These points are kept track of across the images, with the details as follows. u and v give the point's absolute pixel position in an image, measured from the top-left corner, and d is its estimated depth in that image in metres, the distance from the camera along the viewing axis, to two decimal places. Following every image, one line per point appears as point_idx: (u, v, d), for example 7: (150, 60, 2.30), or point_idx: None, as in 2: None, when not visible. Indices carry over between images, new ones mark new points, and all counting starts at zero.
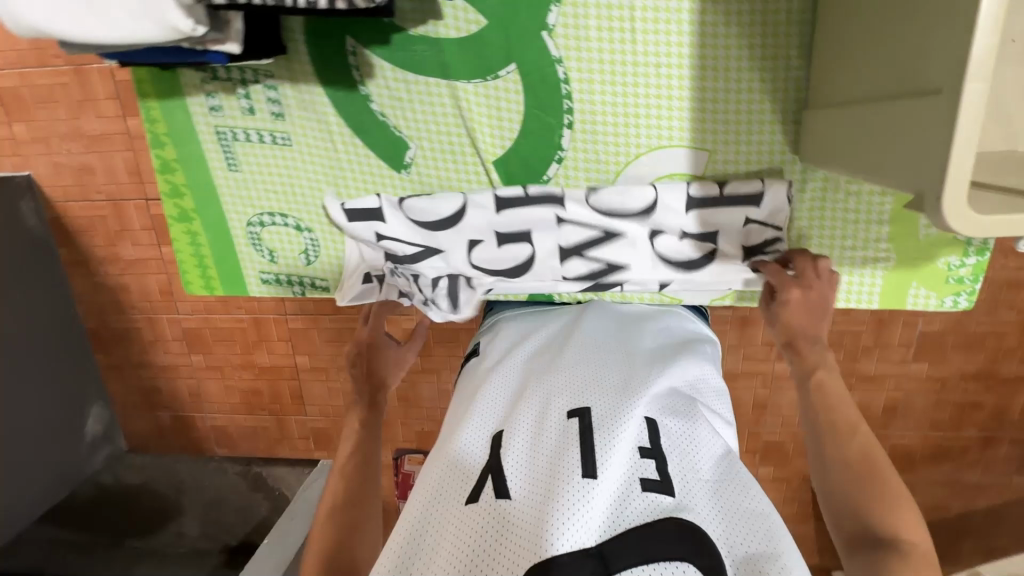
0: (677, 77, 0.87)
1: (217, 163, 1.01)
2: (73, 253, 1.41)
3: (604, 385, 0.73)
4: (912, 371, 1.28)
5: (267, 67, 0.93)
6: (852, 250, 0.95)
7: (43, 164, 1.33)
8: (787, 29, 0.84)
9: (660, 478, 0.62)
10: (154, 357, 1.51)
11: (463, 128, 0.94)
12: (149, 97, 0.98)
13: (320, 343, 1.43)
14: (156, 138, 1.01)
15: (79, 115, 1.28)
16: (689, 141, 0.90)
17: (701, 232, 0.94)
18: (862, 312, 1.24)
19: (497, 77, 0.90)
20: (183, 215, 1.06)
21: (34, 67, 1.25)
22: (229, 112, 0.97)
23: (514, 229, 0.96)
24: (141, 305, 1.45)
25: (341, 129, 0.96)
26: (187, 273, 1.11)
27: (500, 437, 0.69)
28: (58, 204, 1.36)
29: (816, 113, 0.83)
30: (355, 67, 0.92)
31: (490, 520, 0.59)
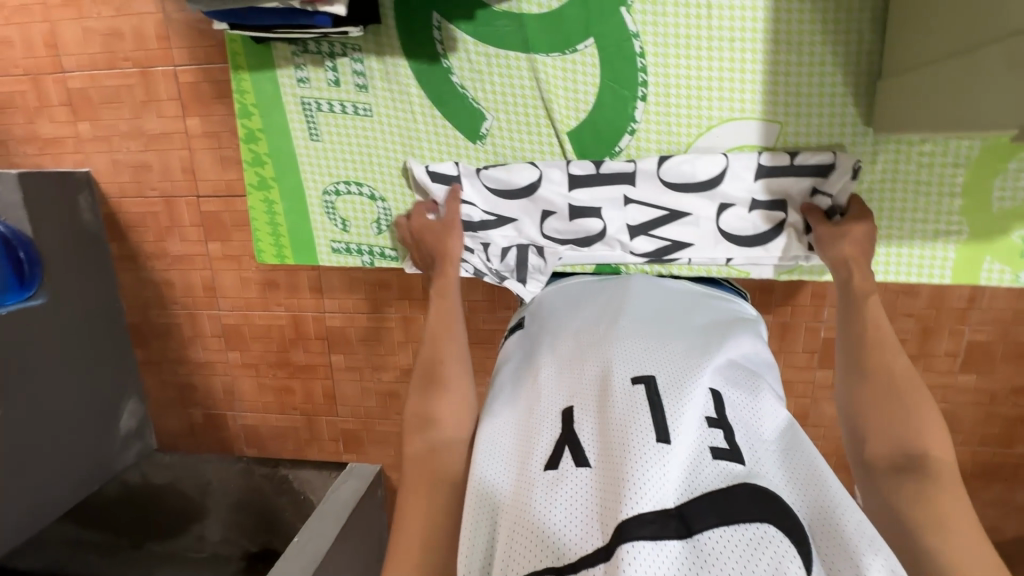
0: (751, 54, 0.92)
1: (299, 132, 1.05)
2: (123, 248, 1.46)
3: (667, 352, 0.71)
4: (959, 382, 1.25)
5: (356, 41, 0.98)
6: (921, 224, 0.98)
7: (102, 161, 1.39)
8: (855, 9, 0.89)
9: (729, 446, 0.61)
10: (192, 353, 1.53)
11: (540, 101, 0.98)
12: (242, 69, 1.03)
13: (355, 342, 1.44)
14: (244, 109, 1.05)
15: (141, 115, 1.34)
16: (760, 114, 0.94)
17: (770, 202, 0.95)
18: (907, 320, 1.22)
19: (576, 51, 0.95)
20: (263, 183, 1.10)
21: (103, 69, 1.32)
22: (315, 84, 1.02)
23: (586, 201, 0.99)
24: (183, 300, 1.48)
25: (422, 101, 1.01)
26: (261, 242, 1.13)
27: (568, 410, 0.67)
28: (112, 200, 1.42)
29: (891, 81, 0.86)
30: (439, 41, 0.97)
31: (569, 490, 0.59)
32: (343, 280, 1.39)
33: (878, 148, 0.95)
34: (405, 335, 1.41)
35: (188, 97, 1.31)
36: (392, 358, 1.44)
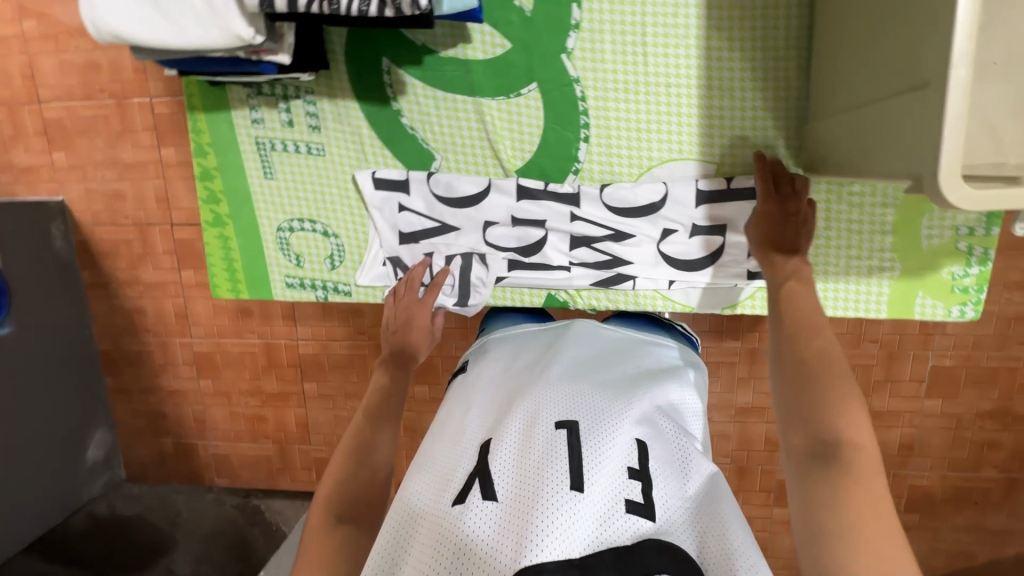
0: (686, 97, 0.94)
1: (254, 171, 1.06)
2: (96, 276, 1.45)
3: (593, 398, 0.71)
4: (925, 407, 1.27)
5: (308, 84, 1.00)
6: (858, 260, 0.99)
7: (77, 190, 1.40)
8: (786, 51, 0.90)
9: (644, 501, 0.61)
10: (163, 381, 1.51)
11: (486, 142, 1.00)
12: (197, 109, 1.04)
13: (328, 369, 1.43)
14: (199, 148, 1.06)
15: (117, 145, 1.35)
16: (698, 155, 0.96)
17: (709, 225, 0.98)
18: (872, 346, 1.24)
19: (519, 95, 0.96)
20: (217, 220, 1.10)
21: (80, 100, 1.34)
22: (269, 125, 1.03)
23: (532, 215, 1.01)
24: (156, 328, 1.47)
25: (373, 141, 1.02)
26: (215, 278, 1.13)
27: (488, 444, 0.67)
28: (86, 228, 1.42)
29: (816, 125, 0.88)
30: (389, 84, 0.99)
31: (475, 528, 0.58)
32: (315, 307, 1.39)
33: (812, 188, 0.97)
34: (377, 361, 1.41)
35: (164, 127, 1.33)
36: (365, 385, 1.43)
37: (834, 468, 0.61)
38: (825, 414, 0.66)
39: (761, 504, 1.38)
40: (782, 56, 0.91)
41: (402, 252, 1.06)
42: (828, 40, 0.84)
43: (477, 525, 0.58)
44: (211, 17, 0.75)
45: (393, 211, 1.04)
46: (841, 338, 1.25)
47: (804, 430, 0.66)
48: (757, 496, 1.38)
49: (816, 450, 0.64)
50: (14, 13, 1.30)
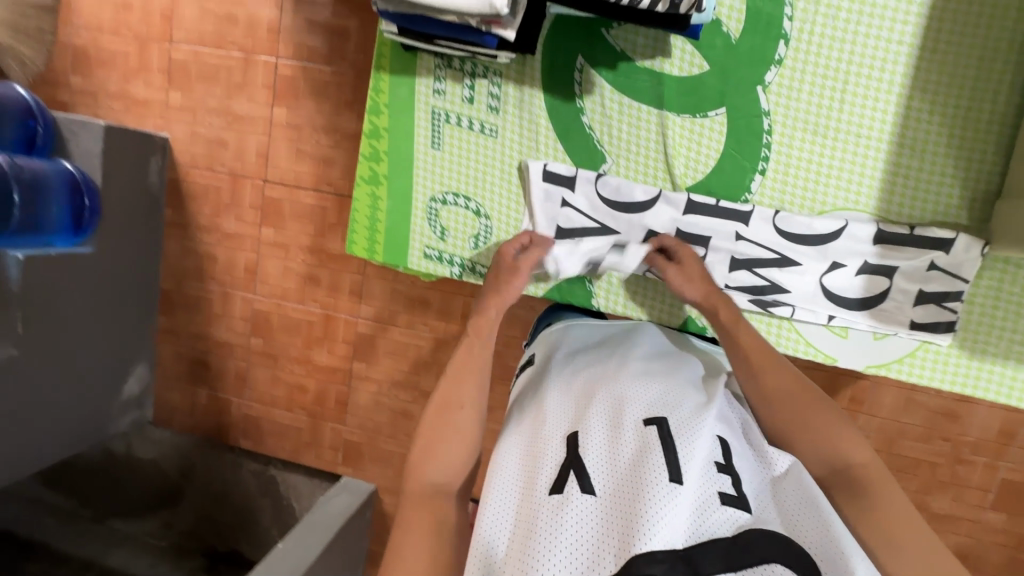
0: (874, 150, 0.94)
1: (422, 139, 1.07)
2: (178, 215, 1.47)
3: (677, 395, 0.69)
4: (986, 519, 1.22)
5: (498, 67, 1.02)
6: (1018, 343, 0.95)
7: (183, 130, 1.43)
8: (989, 126, 0.91)
9: (737, 494, 0.60)
10: (214, 331, 1.51)
11: (662, 154, 1.01)
12: (383, 70, 1.06)
13: (382, 353, 1.42)
14: (375, 107, 1.07)
15: (233, 96, 1.40)
16: (873, 210, 0.96)
17: (877, 266, 0.97)
18: (942, 444, 1.20)
19: (706, 116, 0.98)
20: (374, 178, 1.10)
21: (209, 48, 1.39)
22: (449, 97, 1.04)
23: (696, 229, 1.00)
24: (221, 277, 1.48)
25: (548, 132, 1.03)
26: (356, 235, 1.12)
27: (574, 436, 0.64)
28: (182, 168, 1.45)
29: (1011, 201, 0.88)
30: (578, 82, 1.01)
31: (574, 519, 0.55)
32: (384, 289, 1.39)
33: (985, 265, 0.94)
34: (432, 355, 1.39)
35: (282, 88, 1.37)
36: (414, 377, 1.41)
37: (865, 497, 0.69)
38: (828, 440, 0.74)
39: None
40: (986, 126, 0.91)
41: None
42: None
43: (576, 516, 0.56)
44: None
45: (555, 206, 1.04)
46: (912, 429, 1.21)
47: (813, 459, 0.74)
48: None
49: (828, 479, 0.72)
50: None
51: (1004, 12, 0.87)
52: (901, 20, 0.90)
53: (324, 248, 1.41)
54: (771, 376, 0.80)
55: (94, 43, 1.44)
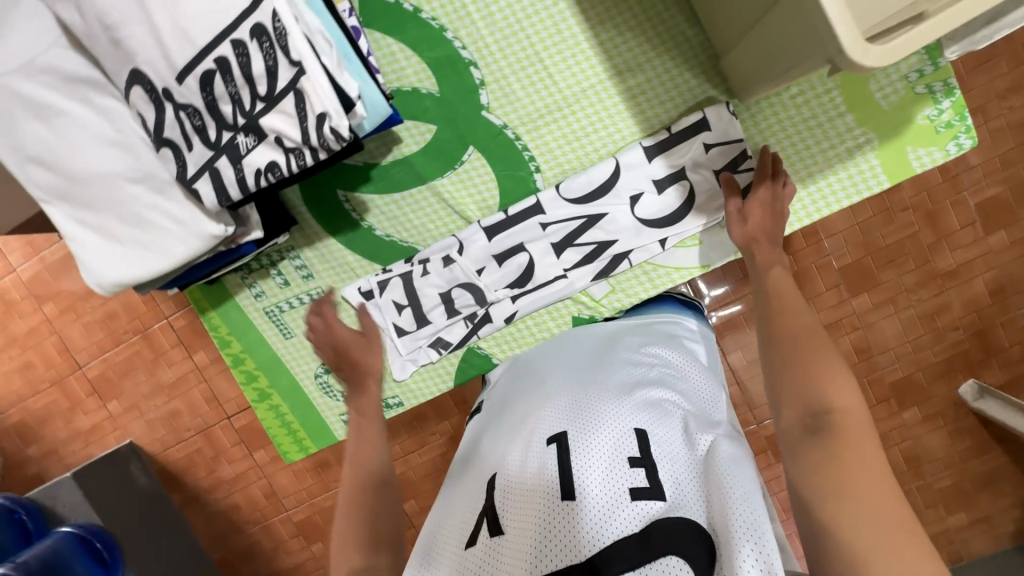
0: (604, 92, 1.02)
1: (274, 337, 1.16)
2: (185, 493, 1.52)
3: (580, 406, 0.78)
4: (993, 245, 1.20)
5: (286, 244, 1.10)
6: (832, 147, 1.03)
7: (139, 426, 1.49)
8: (669, 13, 0.98)
9: (649, 484, 0.66)
10: (280, 562, 1.53)
11: (454, 213, 1.09)
12: (207, 309, 1.15)
13: (419, 481, 1.43)
14: (222, 340, 1.17)
15: (156, 371, 1.45)
16: (640, 133, 1.04)
17: (671, 173, 1.03)
18: (906, 215, 1.20)
19: (463, 161, 1.05)
20: (262, 394, 1.20)
21: (112, 349, 1.45)
22: (270, 292, 1.13)
23: (508, 245, 1.08)
24: (253, 516, 1.51)
25: (359, 261, 1.12)
26: (282, 445, 1.22)
27: (493, 480, 0.75)
28: (160, 454, 1.50)
29: (727, 56, 0.94)
30: (351, 208, 1.08)
31: (486, 560, 0.66)
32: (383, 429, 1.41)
33: (753, 110, 1.03)
34: (458, 455, 1.40)
35: (188, 337, 1.42)
36: None
37: (821, 439, 0.65)
38: (811, 381, 0.70)
39: (887, 416, 1.31)
40: (667, 15, 0.98)
41: (422, 337, 1.13)
42: None
43: (487, 557, 0.67)
44: (188, 231, 0.88)
45: (394, 311, 1.12)
46: (872, 222, 1.21)
47: (797, 405, 0.70)
48: (878, 409, 1.31)
49: (809, 421, 0.67)
50: (33, 302, 1.45)
51: None
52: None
53: None
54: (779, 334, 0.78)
55: (26, 412, 1.51)
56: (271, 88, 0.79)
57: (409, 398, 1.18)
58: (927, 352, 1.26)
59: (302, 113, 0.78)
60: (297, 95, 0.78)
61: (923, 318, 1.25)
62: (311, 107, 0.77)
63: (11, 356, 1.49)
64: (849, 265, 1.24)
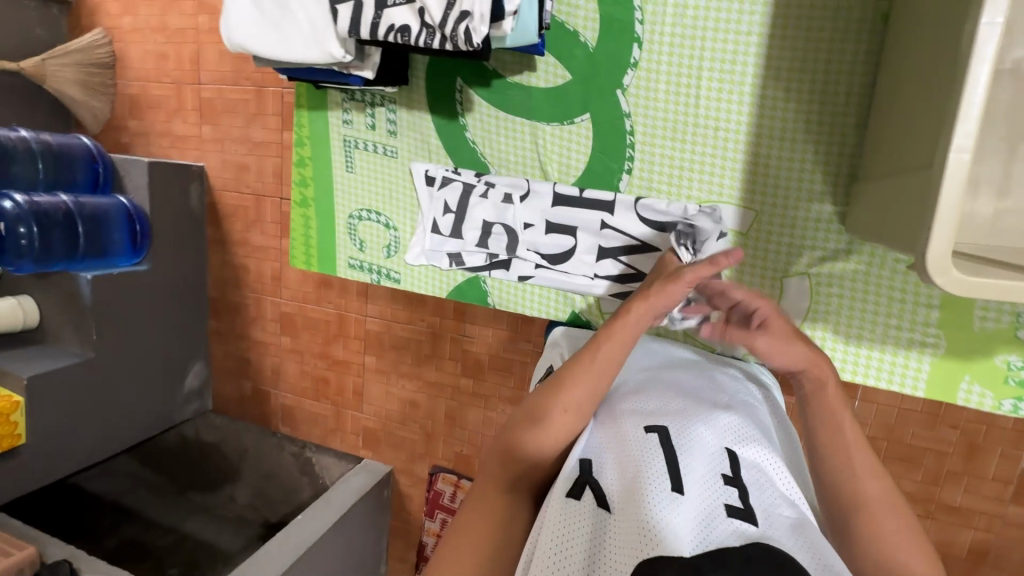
0: (733, 144, 0.99)
1: (338, 165, 1.22)
2: (217, 232, 1.69)
3: (680, 411, 0.86)
4: (1009, 514, 1.11)
5: (391, 95, 1.15)
6: (898, 331, 0.97)
7: (214, 158, 1.64)
8: (843, 111, 0.92)
9: (742, 505, 0.73)
10: (253, 332, 1.72)
11: (537, 162, 1.10)
12: (303, 107, 1.21)
13: (388, 347, 1.55)
14: (300, 140, 1.24)
15: (250, 125, 1.58)
16: (738, 201, 1.01)
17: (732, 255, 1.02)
18: (951, 432, 1.12)
19: (573, 123, 1.06)
20: (303, 201, 1.27)
21: (229, 85, 1.58)
22: (356, 126, 1.19)
23: (564, 219, 1.09)
24: (254, 285, 1.68)
25: (438, 148, 1.15)
26: (294, 250, 1.29)
27: (588, 459, 0.79)
28: (216, 191, 1.66)
29: (860, 184, 0.89)
30: (459, 101, 1.11)
31: (593, 519, 0.70)
32: (387, 289, 1.52)
33: (852, 249, 0.96)
34: (431, 349, 1.51)
35: (288, 114, 1.53)
36: (417, 370, 1.54)
37: None
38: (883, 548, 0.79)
39: None
40: (841, 108, 0.92)
41: (447, 245, 1.17)
42: (880, 100, 0.85)
43: (594, 517, 0.70)
44: (313, 38, 0.90)
45: (440, 209, 1.17)
46: (914, 416, 1.13)
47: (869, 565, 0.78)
48: None
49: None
50: (194, 8, 1.57)
51: (852, 5, 0.89)
52: (746, 14, 0.93)
53: None
54: (840, 476, 0.84)
55: (143, 91, 1.69)
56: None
57: (407, 280, 1.23)
58: None
59: (451, 1, 0.82)
60: None
61: None
62: (460, 4, 0.82)
63: (156, 40, 1.64)
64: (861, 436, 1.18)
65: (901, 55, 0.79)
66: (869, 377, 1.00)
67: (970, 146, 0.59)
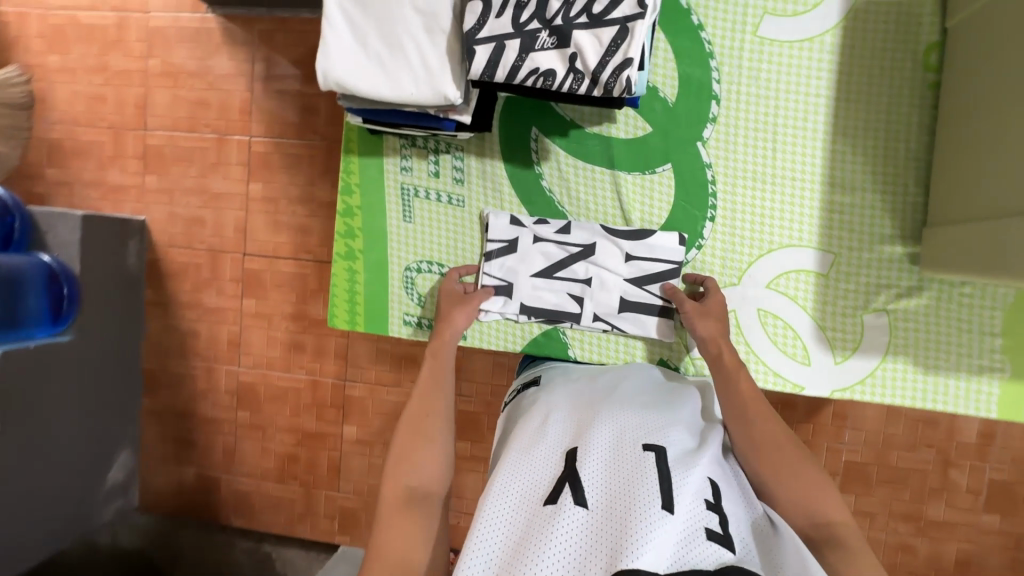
0: (808, 193, 0.91)
1: (393, 214, 1.00)
2: (159, 294, 1.48)
3: (673, 430, 0.75)
4: (983, 523, 1.23)
5: (460, 142, 0.97)
6: (963, 354, 0.88)
7: (161, 211, 1.46)
8: (905, 161, 0.89)
9: (728, 533, 0.63)
10: (201, 408, 1.49)
11: (621, 210, 0.96)
12: (353, 152, 1.00)
13: (371, 414, 1.41)
14: (347, 188, 1.01)
15: (208, 175, 1.44)
16: (817, 245, 0.91)
17: (641, 273, 0.95)
18: (928, 451, 1.23)
19: (655, 172, 0.94)
20: (349, 253, 1.02)
21: (184, 132, 1.44)
22: (417, 174, 0.98)
23: (654, 270, 0.94)
24: (205, 353, 1.47)
25: (511, 198, 0.98)
26: (334, 307, 1.03)
27: (574, 451, 0.70)
28: (161, 248, 1.47)
29: (937, 228, 0.83)
30: (534, 151, 0.96)
31: (568, 525, 0.60)
32: (370, 349, 1.40)
33: (925, 286, 0.89)
34: None
35: (256, 164, 1.42)
36: None
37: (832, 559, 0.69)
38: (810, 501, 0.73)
39: None
40: (903, 158, 0.89)
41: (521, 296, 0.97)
42: (950, 149, 0.82)
43: (569, 522, 0.60)
44: (428, 78, 0.77)
45: (517, 257, 0.97)
46: (897, 439, 1.24)
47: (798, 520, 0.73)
48: None
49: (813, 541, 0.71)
50: (143, 51, 1.43)
51: (902, 58, 0.87)
52: (814, 76, 0.89)
53: (307, 316, 1.42)
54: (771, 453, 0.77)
55: (69, 136, 1.48)
56: (604, 11, 0.71)
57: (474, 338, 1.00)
58: None
59: (613, 46, 0.70)
60: (621, 30, 0.70)
61: (887, 548, 1.27)
62: (624, 49, 0.70)
63: (92, 82, 1.46)
64: (854, 462, 1.26)
65: (991, 104, 0.75)
66: (942, 402, 0.89)
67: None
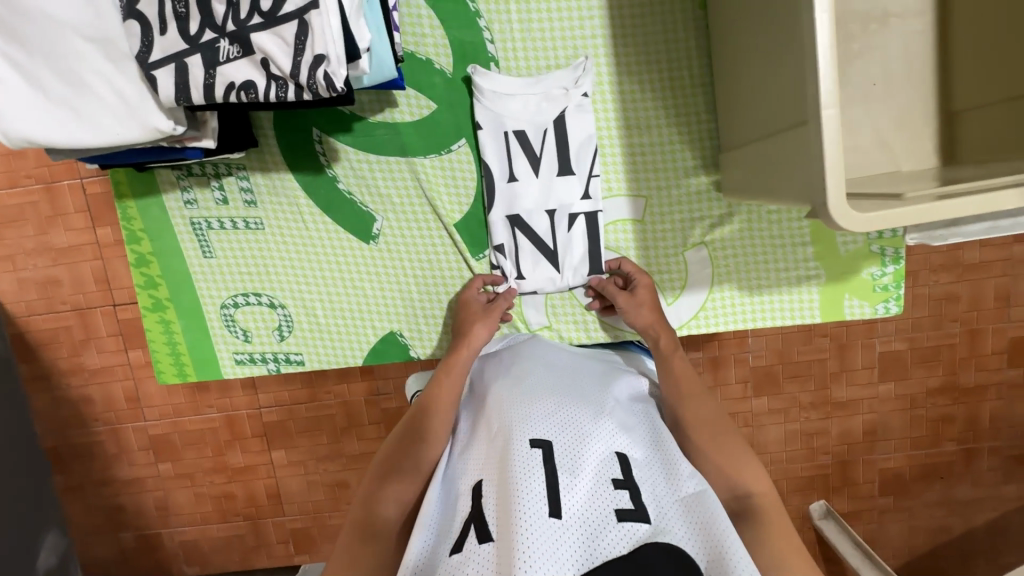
0: (608, 141, 0.95)
1: (192, 252, 1.01)
2: (36, 368, 1.37)
3: (565, 414, 0.74)
4: (880, 392, 1.33)
5: (238, 160, 0.97)
6: (784, 271, 0.97)
7: (8, 281, 1.33)
8: (692, 91, 0.93)
9: (634, 506, 0.64)
10: (117, 471, 1.42)
11: (424, 198, 0.98)
12: (126, 197, 0.99)
13: (296, 435, 1.38)
14: (133, 236, 1.01)
15: (47, 230, 1.30)
16: (627, 190, 0.97)
17: (524, 151, 0.94)
18: (823, 340, 1.30)
19: (450, 151, 0.96)
20: (157, 304, 1.04)
21: (4, 189, 1.28)
22: (203, 205, 0.99)
23: (506, 161, 0.94)
24: (105, 416, 1.39)
25: (312, 210, 0.99)
26: (159, 365, 1.06)
27: (479, 485, 0.68)
28: (21, 319, 1.34)
29: (729, 153, 0.89)
30: (321, 154, 0.97)
31: (476, 568, 0.58)
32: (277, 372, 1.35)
33: (733, 210, 0.96)
34: (346, 421, 1.37)
35: (98, 208, 1.29)
36: (335, 447, 1.38)
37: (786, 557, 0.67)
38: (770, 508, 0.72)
39: None
40: (690, 91, 0.93)
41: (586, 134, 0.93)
42: (725, 74, 0.87)
43: (477, 564, 0.58)
44: (130, 113, 0.75)
45: (564, 94, 0.92)
46: (794, 336, 1.30)
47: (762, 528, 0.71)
48: None
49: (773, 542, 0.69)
50: None
51: None
52: (585, 18, 0.91)
53: None
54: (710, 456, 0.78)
55: None
56: (274, 7, 0.68)
57: (311, 358, 1.04)
58: (796, 465, 1.37)
59: (299, 45, 0.68)
60: (301, 26, 0.68)
61: (803, 435, 1.36)
62: (310, 46, 0.68)
63: None
64: (761, 366, 1.32)
65: (740, 33, 0.79)
66: (776, 310, 0.98)
67: (834, 100, 0.61)
